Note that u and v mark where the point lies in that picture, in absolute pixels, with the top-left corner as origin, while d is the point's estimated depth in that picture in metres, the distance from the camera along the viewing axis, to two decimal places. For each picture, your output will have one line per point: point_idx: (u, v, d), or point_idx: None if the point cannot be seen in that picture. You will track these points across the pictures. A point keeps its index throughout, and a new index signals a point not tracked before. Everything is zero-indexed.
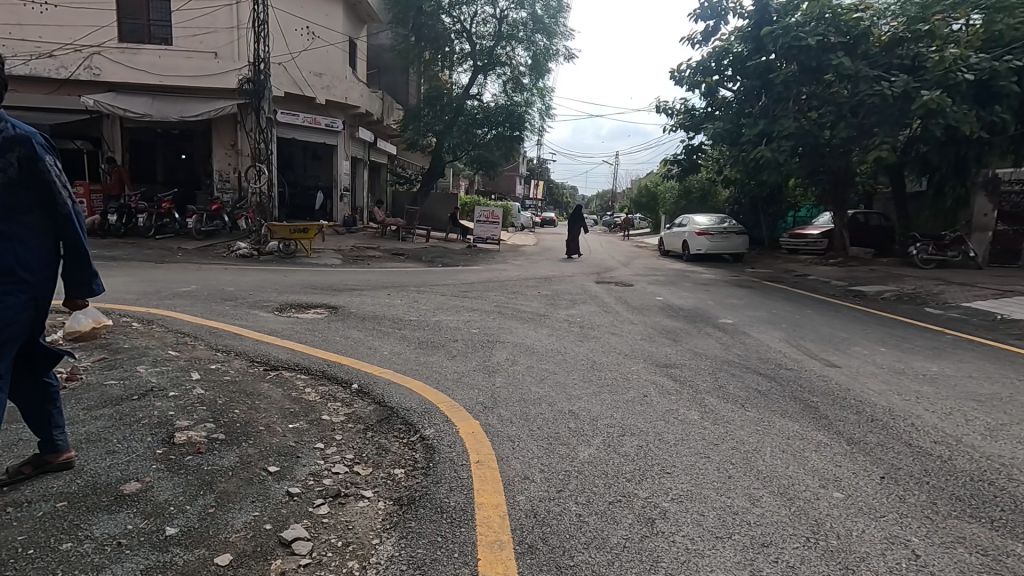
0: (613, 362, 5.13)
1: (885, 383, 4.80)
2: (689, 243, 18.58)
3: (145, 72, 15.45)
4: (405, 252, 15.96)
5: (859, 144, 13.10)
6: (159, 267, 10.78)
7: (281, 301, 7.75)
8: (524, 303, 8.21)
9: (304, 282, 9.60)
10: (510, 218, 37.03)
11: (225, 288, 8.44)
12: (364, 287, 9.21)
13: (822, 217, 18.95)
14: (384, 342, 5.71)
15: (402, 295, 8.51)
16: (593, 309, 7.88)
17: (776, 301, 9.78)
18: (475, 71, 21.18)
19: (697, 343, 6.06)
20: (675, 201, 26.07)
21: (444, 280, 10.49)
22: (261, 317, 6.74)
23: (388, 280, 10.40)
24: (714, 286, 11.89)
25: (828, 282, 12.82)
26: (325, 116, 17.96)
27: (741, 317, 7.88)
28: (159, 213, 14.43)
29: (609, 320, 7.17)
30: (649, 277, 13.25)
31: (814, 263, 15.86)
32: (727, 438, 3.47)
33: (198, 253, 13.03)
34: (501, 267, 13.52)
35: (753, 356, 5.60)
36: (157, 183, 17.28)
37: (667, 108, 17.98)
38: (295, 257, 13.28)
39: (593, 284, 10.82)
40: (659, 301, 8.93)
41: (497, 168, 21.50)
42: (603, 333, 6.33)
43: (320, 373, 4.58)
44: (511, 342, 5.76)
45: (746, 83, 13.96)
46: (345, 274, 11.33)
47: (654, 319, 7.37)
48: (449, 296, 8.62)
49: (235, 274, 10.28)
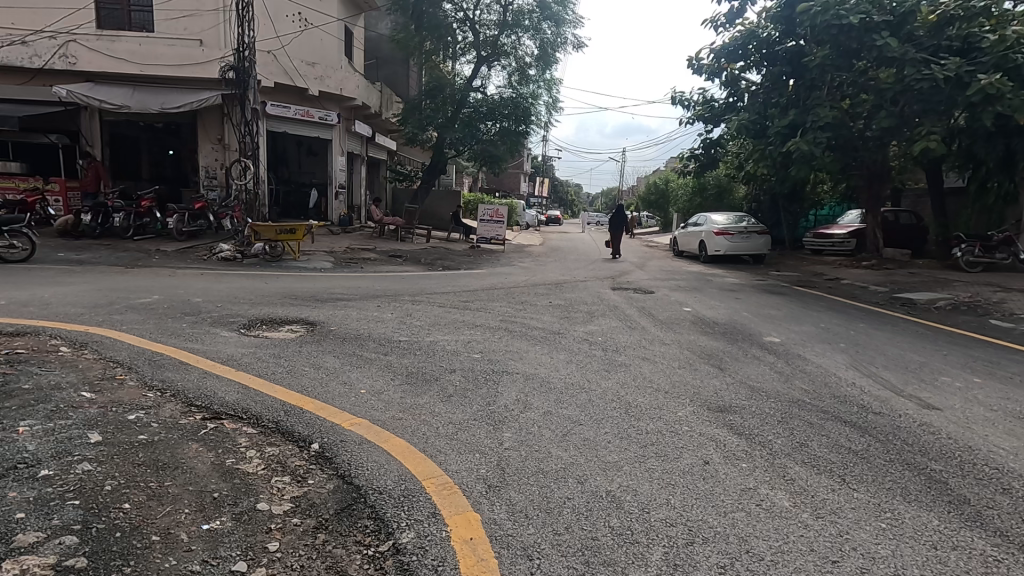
0: (653, 404, 4.01)
1: (1012, 436, 3.67)
2: (706, 244, 17.41)
3: (124, 61, 14.39)
4: (403, 253, 14.85)
5: (900, 136, 11.93)
6: (128, 272, 9.74)
7: (252, 316, 6.65)
8: (536, 317, 7.11)
9: (286, 291, 8.51)
10: (515, 217, 35.96)
11: (193, 299, 7.35)
12: (353, 297, 8.10)
13: (849, 216, 17.77)
14: (364, 373, 4.60)
15: (395, 307, 7.41)
16: (616, 326, 6.76)
17: (817, 311, 8.64)
18: (479, 62, 20.06)
19: (749, 373, 4.93)
20: (689, 199, 24.87)
21: (445, 287, 9.38)
22: (223, 337, 5.64)
23: (380, 287, 9.28)
24: (742, 292, 10.75)
25: (866, 287, 11.65)
26: (319, 109, 16.90)
27: (789, 333, 6.74)
28: (138, 212, 13.39)
29: (637, 341, 6.05)
30: (667, 281, 12.13)
31: (844, 266, 14.68)
32: (848, 550, 2.35)
33: (177, 255, 11.99)
34: (507, 271, 12.41)
35: (824, 392, 4.49)
36: (141, 180, 16.22)
37: (684, 99, 16.82)
38: (282, 260, 12.16)
39: (609, 291, 9.70)
40: (689, 314, 7.79)
41: (502, 163, 20.42)
42: (633, 360, 5.21)
43: (274, 427, 3.49)
44: (523, 374, 4.64)
45: (775, 70, 12.87)
46: (333, 279, 10.22)
47: (689, 339, 6.23)
48: (449, 308, 7.50)
49: (210, 280, 9.20)
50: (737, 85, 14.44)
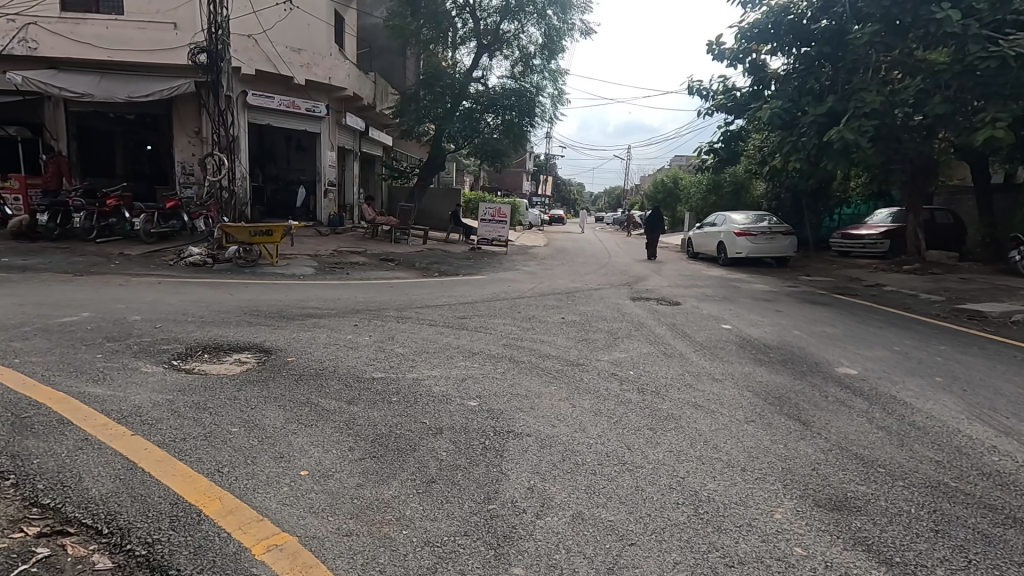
0: (735, 501, 2.69)
1: None
2: (726, 246, 16.04)
3: (90, 46, 13.10)
4: (397, 256, 13.57)
5: (955, 124, 10.60)
6: (72, 281, 8.44)
7: (193, 341, 5.33)
8: (549, 340, 5.79)
9: (250, 304, 7.21)
10: (518, 216, 34.62)
11: (128, 317, 6.04)
12: (327, 313, 6.77)
13: (880, 215, 16.40)
14: (313, 438, 3.27)
15: (375, 327, 6.08)
16: (647, 353, 5.41)
17: (878, 328, 7.30)
18: (479, 51, 18.74)
19: (846, 431, 3.61)
20: (703, 196, 23.51)
21: (438, 299, 8.06)
22: (141, 373, 4.30)
23: (362, 299, 7.96)
24: (779, 302, 9.43)
25: (916, 296, 10.30)
26: (306, 99, 15.59)
27: (864, 361, 5.41)
28: (102, 212, 12.14)
29: (679, 376, 4.71)
30: (689, 288, 10.80)
31: (882, 270, 13.31)
32: None
33: (140, 260, 10.69)
34: (509, 277, 11.10)
35: (965, 467, 3.16)
36: (115, 177, 14.90)
37: (702, 89, 15.47)
38: (257, 265, 10.81)
39: (629, 303, 8.37)
40: (731, 334, 6.45)
41: (504, 158, 19.12)
42: (685, 412, 3.88)
43: (137, 560, 2.17)
44: (535, 439, 3.32)
45: (810, 52, 11.52)
46: (309, 288, 8.90)
47: (744, 372, 4.90)
48: (440, 327, 6.17)
49: (164, 292, 7.90)
50: (764, 71, 13.10)
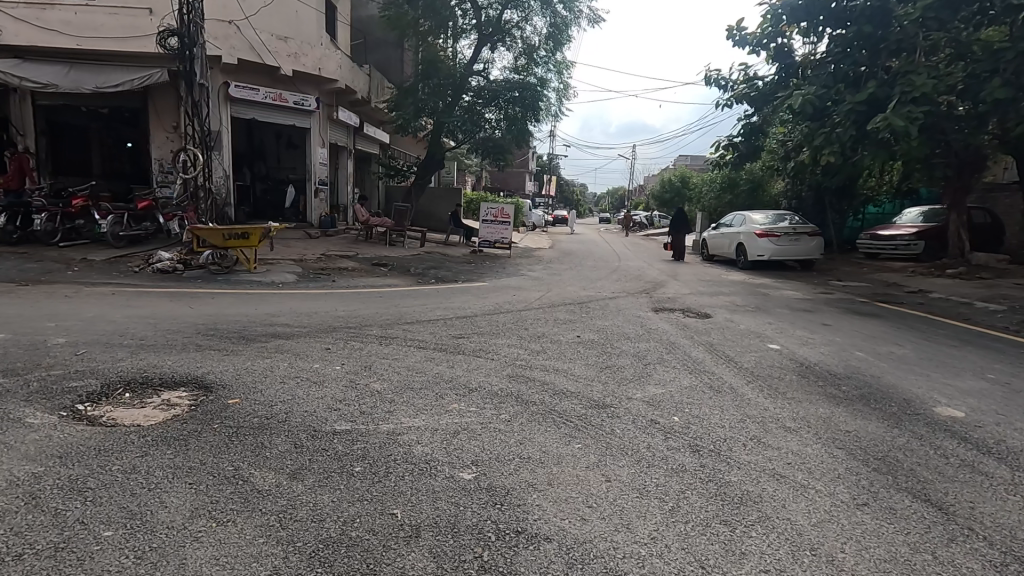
0: None
1: None
2: (746, 249, 14.88)
3: (56, 33, 12.03)
4: (390, 260, 12.48)
5: (1013, 112, 9.45)
6: (13, 291, 7.36)
7: (116, 374, 4.22)
8: (565, 368, 4.67)
9: (210, 319, 6.13)
10: (521, 217, 33.53)
11: (50, 340, 4.94)
12: (297, 332, 5.66)
13: (911, 214, 15.26)
14: (224, 550, 2.17)
15: (351, 352, 4.97)
16: (689, 388, 4.29)
17: (952, 346, 6.16)
18: (480, 43, 17.66)
19: (1007, 524, 2.50)
20: (716, 195, 22.36)
21: (431, 312, 6.95)
22: (21, 429, 3.20)
23: (342, 312, 6.85)
24: (820, 312, 8.30)
25: (973, 305, 9.15)
26: (293, 92, 14.52)
27: (965, 398, 4.28)
28: (68, 213, 11.17)
29: (740, 423, 3.58)
30: (714, 296, 9.68)
31: (922, 274, 12.15)
32: None
33: (102, 266, 9.63)
34: (514, 284, 9.98)
35: None
36: (90, 176, 13.88)
37: (721, 78, 14.34)
38: (233, 271, 9.74)
39: (653, 316, 7.24)
40: (785, 360, 5.30)
41: (507, 155, 18.03)
42: (766, 490, 2.75)
43: None
44: (560, 552, 2.21)
45: (847, 33, 10.35)
46: (285, 298, 7.80)
47: (821, 417, 3.77)
48: (431, 351, 5.07)
49: (113, 304, 6.81)
50: (791, 59, 12.03)
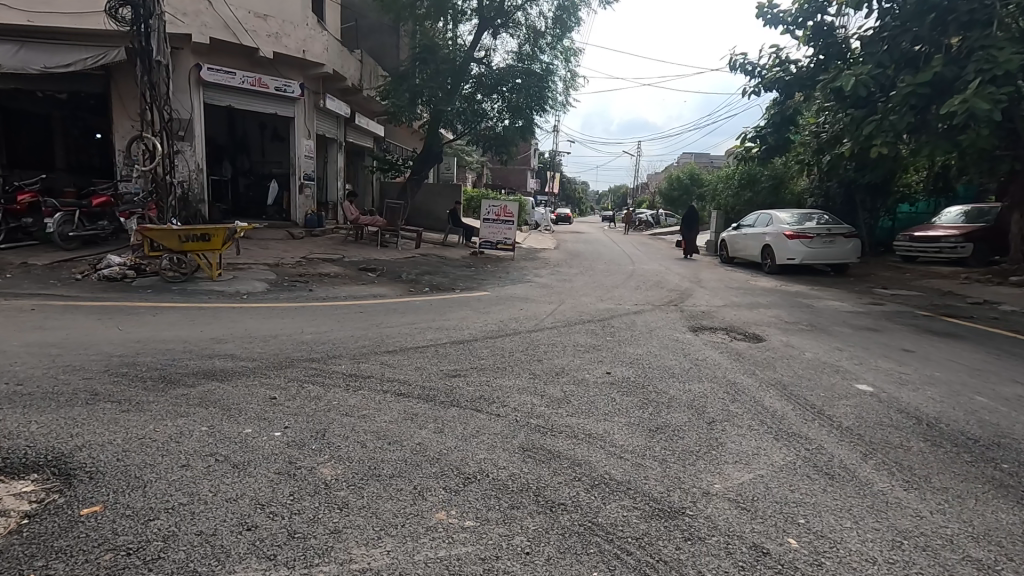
0: None
1: None
2: (775, 251, 13.45)
3: (4, 7, 10.61)
4: (380, 264, 11.11)
5: None
6: None
7: None
8: (601, 434, 3.29)
9: (133, 349, 4.74)
10: (524, 215, 32.06)
11: None
12: (238, 370, 4.27)
13: (952, 211, 13.90)
14: None
15: (302, 405, 3.58)
16: (790, 473, 2.90)
17: None
18: (482, 27, 16.24)
19: None
20: (734, 193, 20.91)
21: (420, 336, 5.55)
22: None
23: (304, 335, 5.45)
24: (888, 331, 6.93)
25: None
26: (274, 76, 13.13)
27: None
28: (12, 210, 9.79)
29: (901, 557, 2.22)
30: (753, 308, 8.32)
31: (980, 281, 10.76)
32: None
33: (40, 273, 8.24)
34: (519, 293, 8.60)
35: None
36: (50, 169, 12.48)
37: (747, 63, 12.91)
38: (192, 279, 8.37)
39: (692, 339, 5.87)
40: (893, 411, 3.91)
41: (510, 147, 16.63)
42: None
43: None
44: None
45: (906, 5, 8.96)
46: (244, 314, 6.43)
47: (1015, 537, 2.40)
48: (412, 404, 3.67)
49: (21, 325, 5.44)
50: (832, 37, 10.69)
